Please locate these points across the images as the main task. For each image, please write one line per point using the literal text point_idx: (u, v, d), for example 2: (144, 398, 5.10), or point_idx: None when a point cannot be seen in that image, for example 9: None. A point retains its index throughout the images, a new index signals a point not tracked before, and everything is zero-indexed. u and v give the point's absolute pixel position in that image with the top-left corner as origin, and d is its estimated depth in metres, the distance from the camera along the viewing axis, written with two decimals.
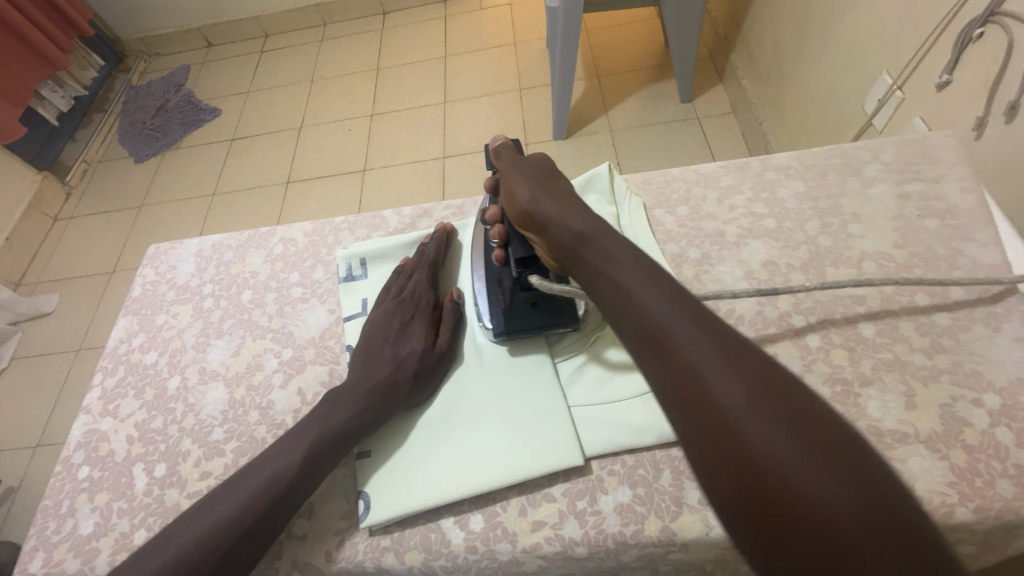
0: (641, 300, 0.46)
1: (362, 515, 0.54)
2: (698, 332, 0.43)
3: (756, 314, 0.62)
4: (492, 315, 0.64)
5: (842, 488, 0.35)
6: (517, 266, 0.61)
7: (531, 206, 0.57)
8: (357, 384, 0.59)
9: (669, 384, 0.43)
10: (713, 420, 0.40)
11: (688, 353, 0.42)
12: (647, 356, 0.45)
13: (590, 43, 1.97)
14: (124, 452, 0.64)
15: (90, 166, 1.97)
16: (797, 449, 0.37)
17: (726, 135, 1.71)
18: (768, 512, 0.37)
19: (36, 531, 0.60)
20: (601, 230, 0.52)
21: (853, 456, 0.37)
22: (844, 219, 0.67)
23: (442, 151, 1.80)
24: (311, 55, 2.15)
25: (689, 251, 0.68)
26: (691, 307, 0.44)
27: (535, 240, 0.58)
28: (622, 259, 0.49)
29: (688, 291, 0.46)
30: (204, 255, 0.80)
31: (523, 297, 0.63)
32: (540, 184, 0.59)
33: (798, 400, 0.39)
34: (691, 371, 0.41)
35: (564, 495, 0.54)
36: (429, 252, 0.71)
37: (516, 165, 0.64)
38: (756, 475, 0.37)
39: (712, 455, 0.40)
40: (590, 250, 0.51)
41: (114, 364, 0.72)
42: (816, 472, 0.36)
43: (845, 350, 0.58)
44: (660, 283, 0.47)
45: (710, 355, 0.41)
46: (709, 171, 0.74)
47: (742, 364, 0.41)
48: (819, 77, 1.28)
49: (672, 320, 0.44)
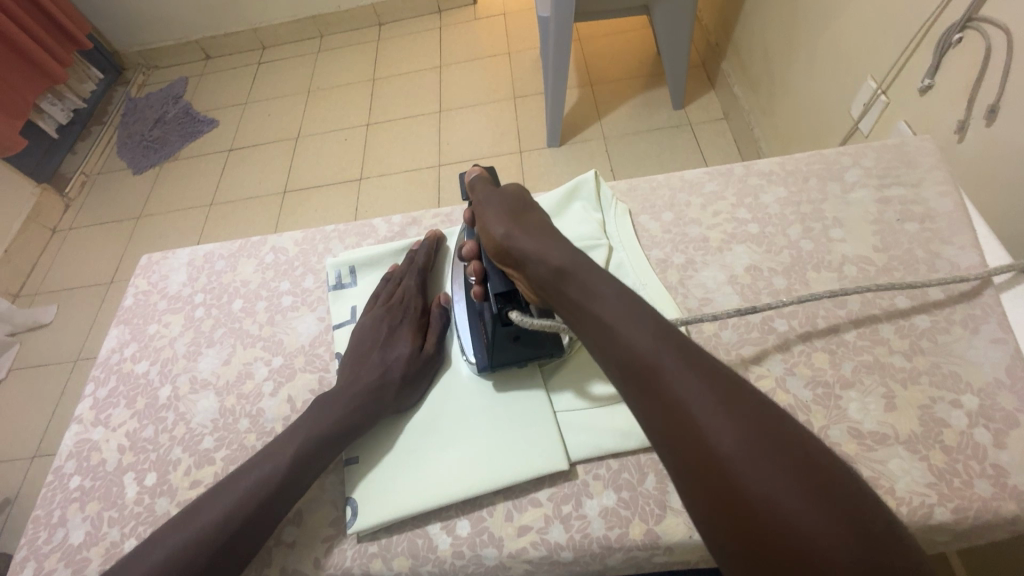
0: (627, 336, 0.47)
1: (350, 522, 0.55)
2: (686, 368, 0.44)
3: (739, 319, 0.62)
4: (475, 343, 0.63)
5: (836, 526, 0.36)
6: (495, 301, 0.60)
7: (508, 242, 0.58)
8: (346, 390, 0.59)
9: (660, 421, 0.44)
10: (705, 459, 0.41)
11: (675, 389, 0.43)
12: (635, 390, 0.46)
13: (583, 51, 2.00)
14: (115, 461, 0.65)
15: (89, 178, 1.99)
16: (788, 482, 0.38)
17: (719, 141, 1.73)
18: (760, 547, 0.38)
19: (26, 542, 0.60)
20: (576, 264, 0.54)
21: (842, 491, 0.38)
22: (826, 224, 0.68)
23: (438, 159, 1.82)
24: (308, 66, 2.17)
25: (673, 256, 0.69)
26: (676, 342, 0.46)
27: (515, 274, 0.60)
28: (605, 293, 0.51)
29: (672, 326, 0.47)
30: (195, 265, 0.81)
31: (503, 333, 0.60)
32: (514, 220, 0.61)
33: (787, 436, 0.40)
34: (678, 408, 0.43)
35: (549, 499, 0.55)
36: (417, 258, 0.72)
37: (491, 198, 0.65)
38: (746, 510, 0.38)
39: (706, 493, 0.41)
40: (571, 286, 0.53)
41: (106, 374, 0.73)
42: (807, 507, 0.37)
43: (826, 353, 0.58)
44: (643, 318, 0.48)
45: (698, 390, 0.43)
46: (693, 177, 0.75)
47: (729, 401, 0.42)
48: (808, 83, 1.30)
49: (658, 356, 0.45)
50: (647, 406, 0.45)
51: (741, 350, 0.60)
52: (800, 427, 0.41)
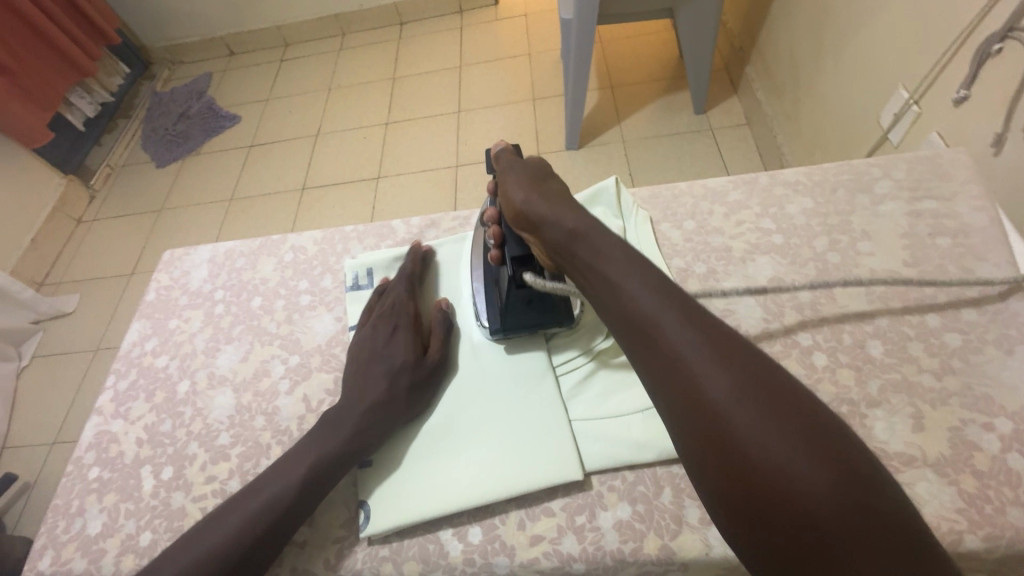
0: (629, 292, 0.47)
1: (362, 525, 0.55)
2: (685, 322, 0.44)
3: (762, 332, 0.61)
4: (490, 307, 0.65)
5: (825, 475, 0.37)
6: (512, 265, 0.62)
7: (525, 207, 0.58)
8: (352, 404, 0.59)
9: (658, 374, 0.44)
10: (700, 410, 0.41)
11: (673, 342, 0.44)
12: (636, 346, 0.46)
13: (604, 54, 1.98)
14: (134, 454, 0.66)
15: (114, 171, 2.03)
16: (779, 433, 0.39)
17: (740, 147, 1.70)
18: (749, 492, 0.39)
19: (46, 530, 0.61)
20: (592, 228, 0.53)
21: (832, 439, 0.39)
22: (854, 236, 0.66)
23: (455, 159, 1.82)
24: (329, 65, 2.19)
25: (694, 265, 0.68)
26: (678, 299, 0.46)
27: (530, 239, 0.60)
28: (613, 254, 0.51)
29: (676, 286, 0.48)
30: (216, 262, 0.82)
31: (517, 296, 0.63)
32: (535, 187, 0.60)
33: (782, 386, 0.41)
34: (679, 362, 0.43)
35: (562, 509, 0.54)
36: (405, 266, 0.72)
37: (512, 168, 0.64)
38: (741, 458, 0.39)
39: (699, 442, 0.41)
40: (582, 246, 0.53)
41: (126, 367, 0.74)
42: (801, 455, 0.38)
43: (852, 370, 0.57)
44: (648, 277, 0.48)
45: (698, 346, 0.43)
46: (717, 186, 0.74)
47: (728, 356, 0.42)
48: (835, 91, 1.27)
49: (659, 312, 0.45)
50: (646, 360, 0.46)
51: None
52: (798, 380, 0.42)
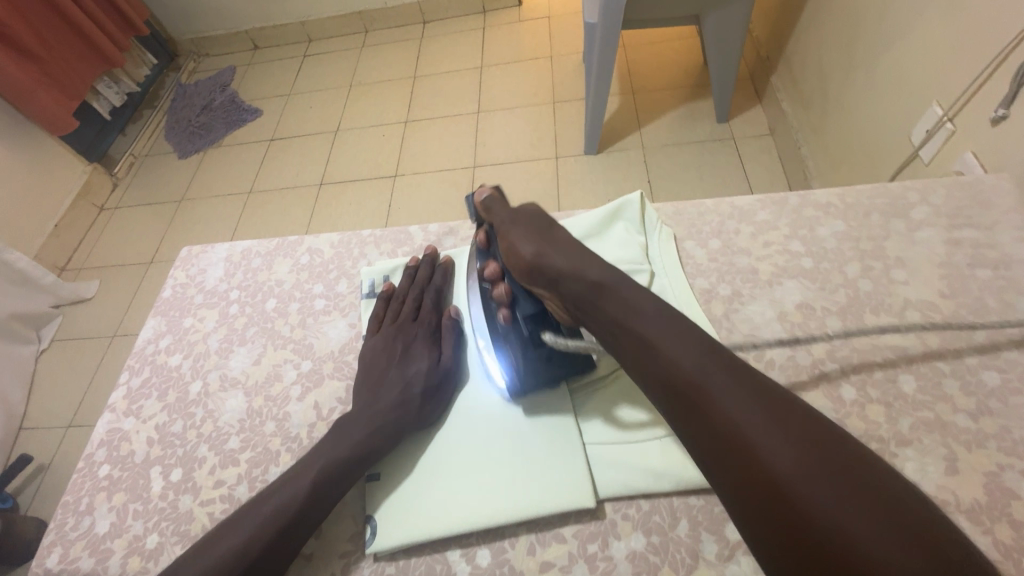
0: (670, 353, 0.46)
1: (369, 541, 0.54)
2: (732, 384, 0.43)
3: (788, 359, 0.59)
4: (505, 368, 0.61)
5: (907, 550, 0.34)
6: (527, 323, 0.59)
7: (539, 259, 0.57)
8: (363, 416, 0.58)
9: (709, 443, 0.43)
10: (761, 482, 0.39)
11: (721, 406, 0.43)
12: (680, 411, 0.45)
13: (627, 59, 1.96)
14: (144, 453, 0.66)
15: (136, 160, 2.06)
16: (846, 503, 0.37)
17: (763, 158, 1.67)
18: (826, 575, 0.36)
19: (55, 526, 0.61)
20: (617, 280, 0.53)
21: (905, 509, 0.36)
22: (887, 264, 0.63)
23: (473, 160, 1.81)
24: (351, 61, 2.20)
25: (719, 287, 0.66)
26: (721, 360, 0.45)
27: (547, 296, 0.58)
28: (647, 310, 0.50)
29: (717, 344, 0.46)
30: (233, 261, 0.81)
31: (536, 355, 0.59)
32: (545, 238, 0.60)
33: (844, 452, 0.39)
34: (730, 429, 0.42)
35: (574, 536, 0.52)
36: (417, 273, 0.72)
37: (514, 220, 0.64)
38: (812, 535, 0.37)
39: (765, 517, 0.39)
40: (612, 303, 0.52)
41: (140, 364, 0.74)
42: (874, 527, 0.35)
43: (881, 405, 0.54)
44: (684, 334, 0.47)
45: (749, 410, 0.42)
46: (744, 205, 0.72)
47: (782, 419, 0.41)
48: (866, 105, 1.23)
49: (703, 373, 0.44)
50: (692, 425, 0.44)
51: None
52: (857, 443, 0.40)
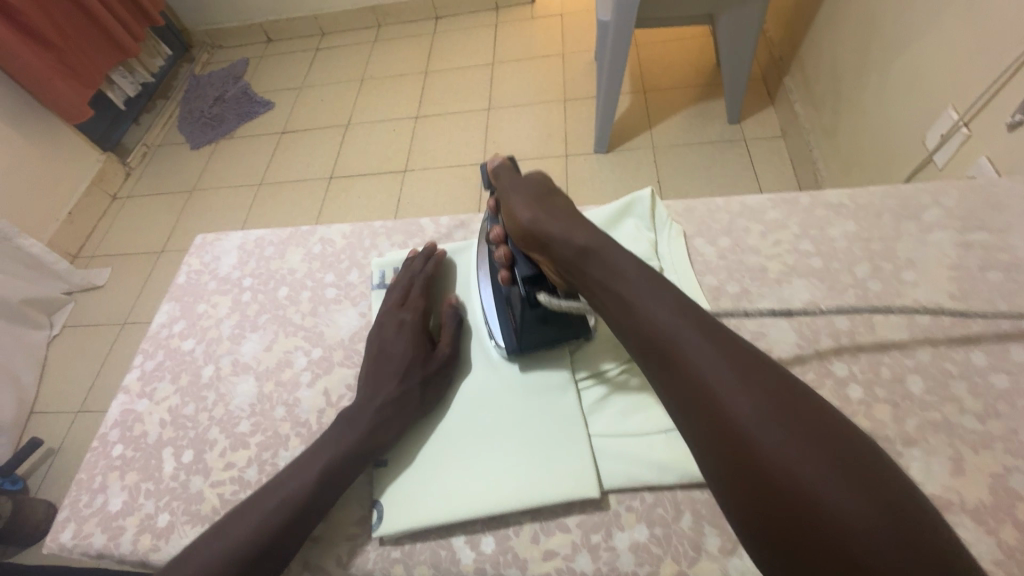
0: (649, 313, 0.48)
1: (375, 525, 0.55)
2: (704, 342, 0.45)
3: (795, 358, 0.59)
4: (504, 327, 0.63)
5: (853, 496, 0.37)
6: (524, 284, 0.61)
7: (534, 226, 0.58)
8: (365, 408, 0.58)
9: (680, 396, 0.45)
10: (725, 432, 0.42)
11: (693, 362, 0.45)
12: (657, 368, 0.47)
13: (639, 58, 1.96)
14: (156, 435, 0.67)
15: (150, 149, 2.08)
16: (802, 453, 0.39)
17: (774, 159, 1.66)
18: (777, 516, 0.39)
19: (69, 503, 0.63)
20: (604, 245, 0.55)
21: (857, 459, 0.39)
22: (897, 265, 0.63)
23: (483, 156, 1.81)
24: (363, 56, 2.21)
25: (727, 284, 0.66)
26: (697, 321, 0.47)
27: (541, 260, 0.60)
28: (630, 275, 0.52)
29: (695, 306, 0.49)
30: (246, 249, 0.83)
31: (532, 315, 0.61)
32: (541, 205, 0.61)
33: (804, 403, 0.42)
34: (700, 383, 0.44)
35: (578, 526, 0.53)
36: (414, 266, 0.71)
37: (515, 186, 0.65)
38: (767, 480, 0.39)
39: (726, 464, 0.42)
40: (596, 266, 0.54)
41: (154, 348, 0.75)
42: (825, 475, 0.38)
43: (888, 405, 0.55)
44: (665, 298, 0.49)
45: (718, 365, 0.44)
46: (755, 203, 0.72)
47: (750, 375, 0.43)
48: (879, 107, 1.22)
49: (678, 332, 0.46)
50: (666, 380, 0.47)
51: None
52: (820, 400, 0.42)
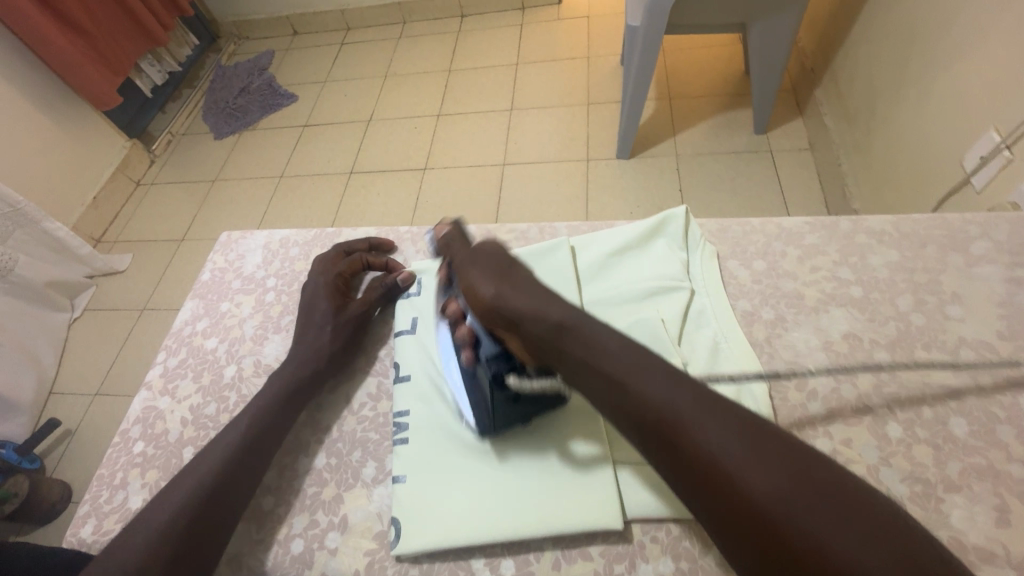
0: (642, 388, 0.45)
1: (393, 543, 0.54)
2: (704, 416, 0.42)
3: (831, 391, 0.57)
4: (473, 406, 0.59)
5: (897, 574, 0.34)
6: (490, 364, 0.57)
7: (499, 302, 0.54)
8: (288, 364, 0.64)
9: (689, 478, 0.41)
10: (747, 517, 0.38)
11: (699, 442, 0.41)
12: (636, 431, 0.45)
13: (667, 64, 1.93)
14: (177, 433, 0.67)
15: (174, 138, 2.10)
16: (834, 529, 0.36)
17: (801, 173, 1.62)
18: None
19: (90, 498, 0.63)
20: (580, 321, 0.50)
21: (888, 528, 0.36)
22: (942, 298, 0.61)
23: (504, 157, 1.80)
24: (387, 52, 2.21)
25: (762, 310, 0.64)
26: (691, 389, 0.44)
27: (507, 338, 0.56)
28: (612, 347, 0.48)
29: (685, 374, 0.45)
30: (271, 249, 0.82)
31: (502, 395, 0.57)
32: (504, 276, 0.56)
33: (795, 452, 0.40)
34: (709, 465, 0.40)
35: (601, 555, 0.52)
36: (357, 247, 0.76)
37: (473, 256, 0.60)
38: (801, 569, 0.36)
39: (754, 551, 0.38)
40: (575, 342, 0.49)
41: (177, 344, 0.75)
42: (863, 555, 0.35)
43: (930, 447, 0.52)
44: (651, 367, 0.46)
45: (725, 442, 0.40)
46: (793, 226, 0.70)
47: (761, 449, 0.40)
48: (918, 124, 1.18)
49: (677, 407, 0.43)
50: (650, 445, 0.44)
51: (831, 427, 0.55)
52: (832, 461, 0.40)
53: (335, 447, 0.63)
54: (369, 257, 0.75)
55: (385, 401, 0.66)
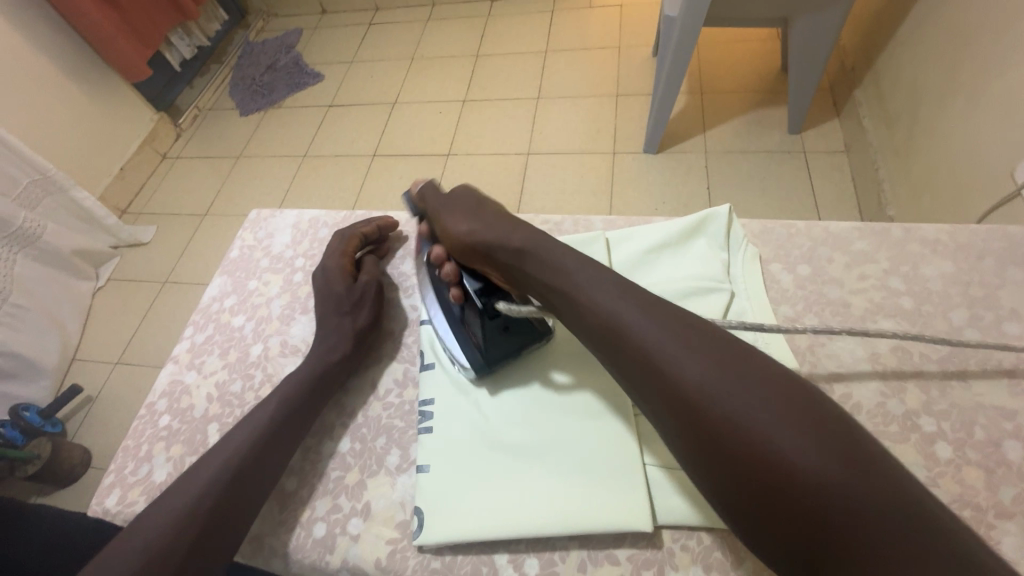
0: (592, 297, 0.48)
1: (416, 532, 0.53)
2: (646, 318, 0.45)
3: (877, 406, 0.55)
4: (464, 345, 0.61)
5: (813, 445, 0.37)
6: (477, 298, 0.60)
7: (469, 237, 0.59)
8: (315, 349, 0.64)
9: (631, 374, 0.45)
10: (680, 404, 0.41)
11: (639, 341, 0.44)
12: (606, 347, 0.47)
13: (701, 57, 1.87)
14: (203, 409, 0.67)
15: (200, 113, 2.11)
16: (757, 408, 0.39)
17: (835, 175, 1.57)
18: (743, 476, 0.38)
19: (115, 469, 0.64)
20: (540, 242, 0.54)
21: (813, 409, 0.38)
22: (999, 314, 0.58)
23: (528, 146, 1.77)
24: (415, 34, 2.18)
25: (805, 316, 0.61)
26: (635, 296, 0.47)
27: (487, 270, 0.59)
28: (567, 264, 0.51)
29: (634, 284, 0.48)
30: (300, 228, 0.82)
31: (492, 326, 0.60)
32: (473, 215, 0.61)
33: (748, 358, 0.42)
34: (648, 359, 0.43)
35: (628, 559, 0.51)
36: (360, 228, 0.75)
37: (449, 203, 0.66)
38: (725, 443, 0.39)
39: (687, 434, 0.41)
40: (533, 263, 0.53)
41: (204, 320, 0.75)
42: (783, 429, 0.38)
43: (981, 470, 0.50)
44: (603, 280, 0.49)
45: (663, 339, 0.43)
46: (841, 231, 0.67)
47: (698, 343, 0.43)
48: (964, 130, 1.13)
49: (620, 311, 0.46)
50: (620, 362, 0.46)
51: None
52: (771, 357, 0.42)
53: (359, 432, 0.62)
54: (363, 230, 0.75)
55: (411, 389, 0.65)
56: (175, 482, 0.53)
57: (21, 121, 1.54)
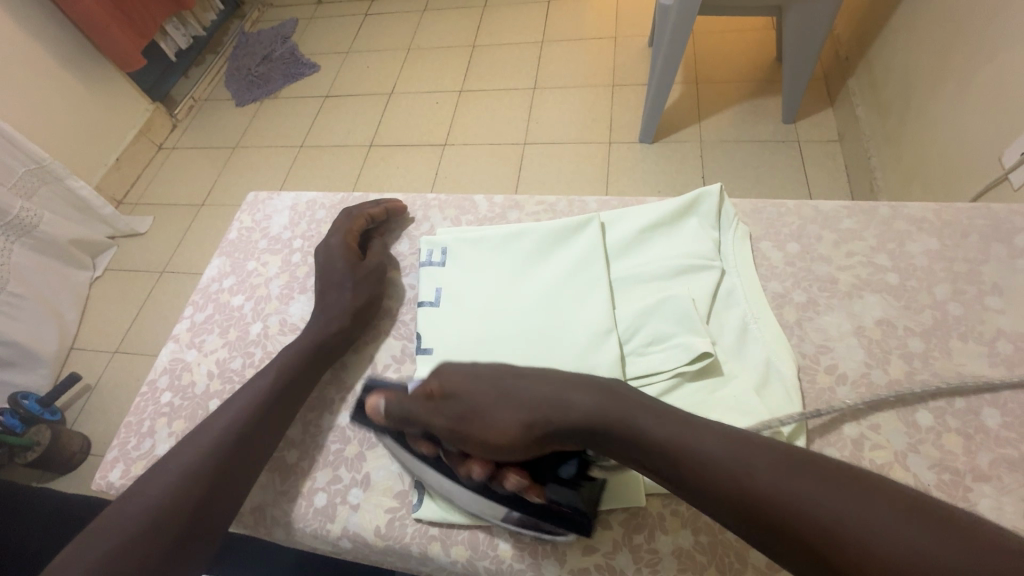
0: (712, 451, 0.42)
1: (415, 506, 0.55)
2: (786, 475, 0.40)
3: (861, 377, 0.57)
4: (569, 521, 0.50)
5: None
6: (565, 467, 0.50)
7: (541, 423, 0.47)
8: (315, 324, 0.66)
9: (796, 552, 0.38)
10: None
11: (792, 504, 0.38)
12: (755, 530, 0.40)
13: (697, 47, 1.88)
14: (204, 386, 0.68)
15: (196, 103, 2.11)
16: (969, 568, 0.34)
17: (829, 163, 1.58)
18: None
19: (118, 444, 0.65)
20: (619, 398, 0.48)
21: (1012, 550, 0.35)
22: (982, 289, 0.60)
23: (525, 136, 1.78)
24: (412, 25, 2.17)
25: (793, 292, 0.63)
26: (755, 447, 0.42)
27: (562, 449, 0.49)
28: (659, 416, 0.45)
29: (741, 431, 0.44)
30: (298, 210, 0.83)
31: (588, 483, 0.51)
32: (514, 402, 0.49)
33: (915, 503, 0.37)
34: (817, 530, 0.37)
35: (620, 524, 0.52)
36: (370, 208, 0.76)
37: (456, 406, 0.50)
38: None
39: None
40: (626, 423, 0.46)
41: (204, 301, 0.76)
42: None
43: (960, 437, 0.52)
44: (709, 427, 0.44)
45: (821, 500, 0.38)
46: (829, 210, 0.68)
47: (859, 498, 0.38)
48: (953, 118, 1.15)
49: (752, 468, 0.41)
50: (785, 548, 0.38)
51: (858, 411, 0.54)
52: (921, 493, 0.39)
53: None
54: (373, 212, 0.75)
55: (409, 363, 0.67)
56: (176, 448, 0.54)
57: (16, 110, 1.53)
